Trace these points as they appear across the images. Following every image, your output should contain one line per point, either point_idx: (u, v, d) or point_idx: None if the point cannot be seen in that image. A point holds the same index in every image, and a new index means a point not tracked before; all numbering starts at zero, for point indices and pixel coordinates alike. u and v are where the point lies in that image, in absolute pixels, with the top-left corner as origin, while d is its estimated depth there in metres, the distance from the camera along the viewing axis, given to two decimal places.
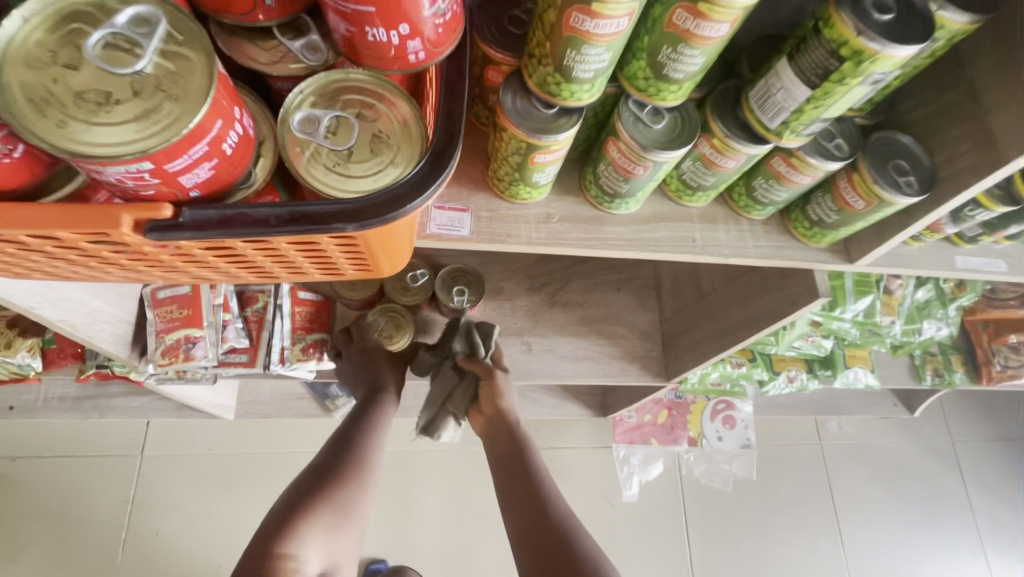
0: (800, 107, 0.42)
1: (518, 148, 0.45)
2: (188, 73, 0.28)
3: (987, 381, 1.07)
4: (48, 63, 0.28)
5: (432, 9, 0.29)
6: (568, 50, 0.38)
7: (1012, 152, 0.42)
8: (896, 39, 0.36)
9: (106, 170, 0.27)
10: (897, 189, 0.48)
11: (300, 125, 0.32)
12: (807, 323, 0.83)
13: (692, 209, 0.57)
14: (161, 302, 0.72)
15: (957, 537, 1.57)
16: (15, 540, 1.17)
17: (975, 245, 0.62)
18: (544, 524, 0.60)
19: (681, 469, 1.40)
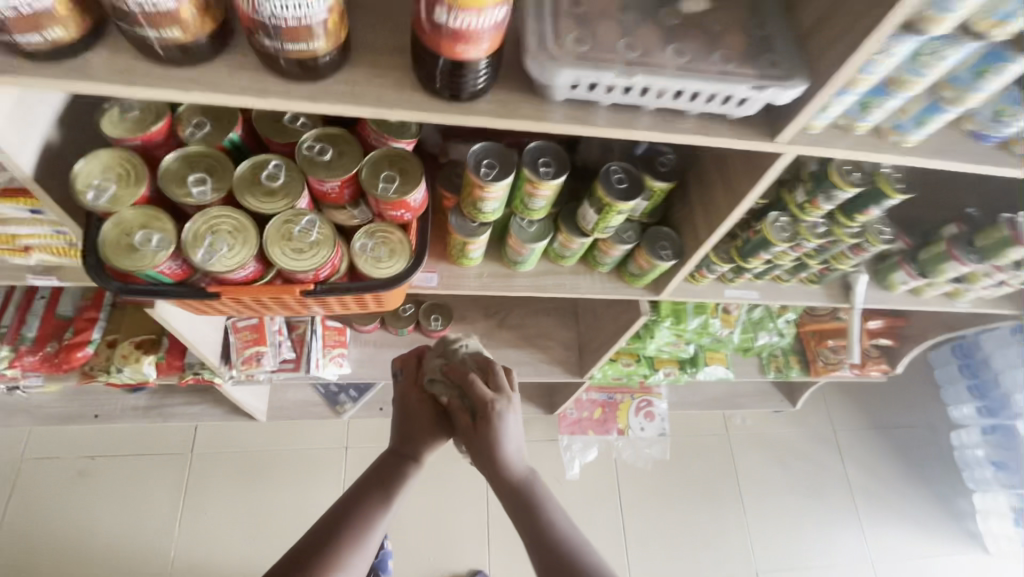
0: (596, 221, 0.85)
1: (460, 242, 0.88)
2: (327, 236, 0.68)
3: (817, 374, 1.49)
4: (281, 238, 0.66)
5: (416, 202, 0.70)
6: (478, 202, 0.80)
7: (704, 239, 0.86)
8: (625, 197, 0.79)
9: (295, 274, 0.67)
10: (660, 257, 0.90)
11: (359, 247, 0.72)
12: (667, 333, 1.26)
13: (566, 267, 0.99)
14: (239, 329, 1.12)
15: (836, 508, 1.98)
16: (93, 521, 1.51)
17: (737, 283, 1.05)
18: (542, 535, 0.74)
19: (613, 454, 1.81)
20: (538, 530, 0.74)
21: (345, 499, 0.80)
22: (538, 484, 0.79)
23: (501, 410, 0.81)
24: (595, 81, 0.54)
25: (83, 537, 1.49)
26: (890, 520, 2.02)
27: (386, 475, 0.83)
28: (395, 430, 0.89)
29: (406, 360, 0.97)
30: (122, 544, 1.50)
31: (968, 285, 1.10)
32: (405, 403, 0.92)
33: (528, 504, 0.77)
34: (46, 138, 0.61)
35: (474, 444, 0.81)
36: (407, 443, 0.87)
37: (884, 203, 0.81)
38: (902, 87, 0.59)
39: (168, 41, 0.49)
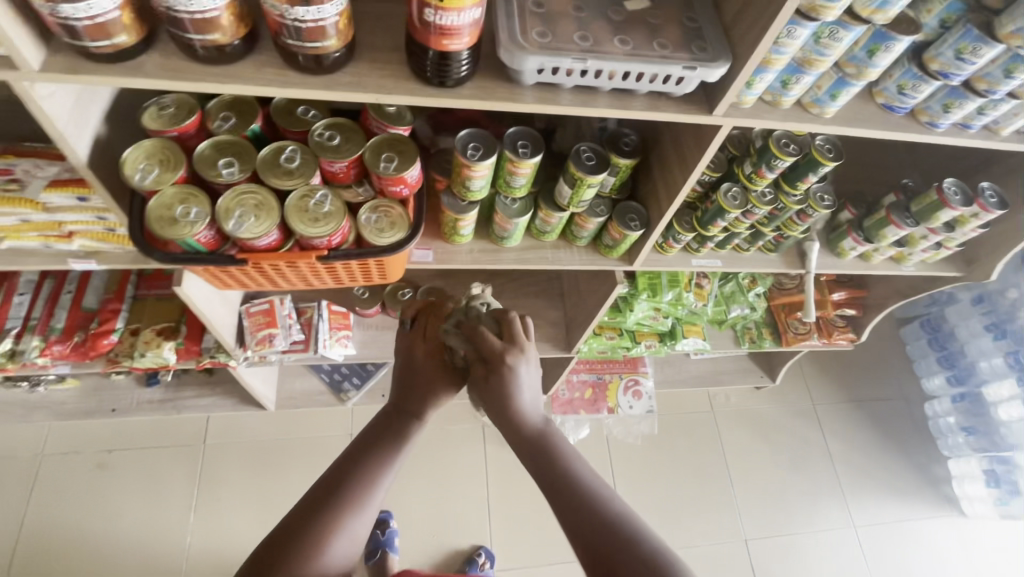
0: (571, 196, 0.96)
1: (452, 219, 0.99)
2: (338, 208, 0.79)
3: (787, 344, 1.61)
4: (298, 210, 0.78)
5: (412, 178, 0.82)
6: (466, 181, 0.91)
7: (666, 208, 0.98)
8: (594, 171, 0.91)
9: (312, 241, 0.78)
10: (630, 227, 1.02)
11: (365, 219, 0.84)
12: (645, 306, 1.39)
13: (548, 242, 1.11)
14: (252, 313, 1.23)
15: (818, 482, 2.01)
16: (108, 512, 1.57)
17: (702, 253, 1.17)
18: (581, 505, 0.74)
19: (605, 431, 1.92)
20: (554, 473, 0.79)
21: (356, 449, 0.85)
22: (552, 430, 0.84)
23: (512, 362, 0.84)
24: (557, 66, 0.66)
25: (97, 529, 1.54)
26: (872, 493, 2.02)
27: (398, 427, 0.87)
28: (399, 382, 0.94)
29: (419, 312, 1.01)
30: (137, 533, 1.55)
31: (909, 248, 1.23)
32: (409, 361, 0.95)
33: (541, 450, 0.82)
34: (96, 132, 0.72)
35: (490, 394, 0.85)
36: (420, 394, 0.91)
37: (819, 170, 0.94)
38: (812, 65, 0.72)
39: (209, 42, 0.61)
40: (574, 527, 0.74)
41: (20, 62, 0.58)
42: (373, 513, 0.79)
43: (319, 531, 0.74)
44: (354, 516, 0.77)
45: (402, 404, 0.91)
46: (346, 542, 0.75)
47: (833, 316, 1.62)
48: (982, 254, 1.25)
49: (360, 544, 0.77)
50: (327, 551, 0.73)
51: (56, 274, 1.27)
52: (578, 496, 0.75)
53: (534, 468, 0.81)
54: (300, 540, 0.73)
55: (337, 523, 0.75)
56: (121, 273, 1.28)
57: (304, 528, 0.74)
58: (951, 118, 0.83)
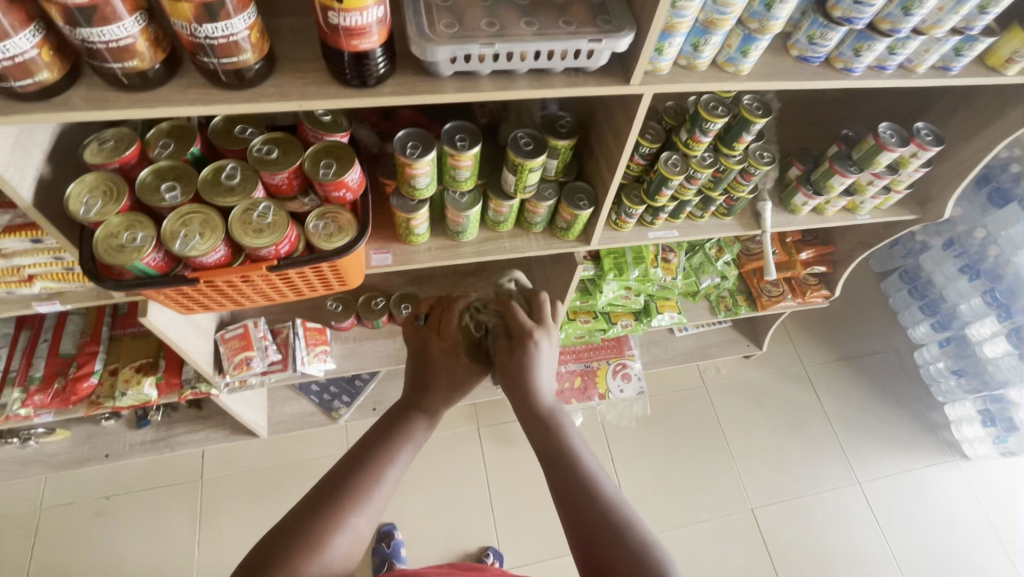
0: (516, 181, 0.98)
1: (404, 220, 1.01)
2: (282, 218, 0.81)
3: (763, 307, 1.63)
4: (243, 224, 0.80)
5: (353, 181, 0.84)
6: (410, 179, 0.93)
7: (609, 183, 1.00)
8: (533, 155, 0.94)
9: (260, 252, 0.81)
10: (579, 207, 1.04)
11: (313, 226, 0.86)
12: (614, 285, 1.41)
13: (504, 232, 1.13)
14: (227, 339, 1.25)
15: (822, 443, 2.01)
16: (110, 558, 1.57)
17: (657, 226, 1.20)
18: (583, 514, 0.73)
19: (598, 418, 1.93)
20: (557, 468, 0.78)
21: (360, 449, 0.85)
22: (561, 416, 0.84)
23: (538, 339, 0.87)
24: (467, 53, 0.69)
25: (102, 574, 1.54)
26: (873, 447, 2.02)
27: (407, 422, 0.88)
28: (412, 379, 0.93)
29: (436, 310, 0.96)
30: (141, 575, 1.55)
31: (859, 196, 1.24)
32: (425, 353, 0.93)
33: (550, 439, 0.81)
34: (40, 172, 0.75)
35: (511, 371, 0.86)
36: (433, 395, 0.90)
37: (751, 128, 0.98)
38: (716, 25, 0.75)
39: (129, 69, 0.64)
40: (573, 523, 0.73)
41: None
42: (377, 511, 0.79)
43: (320, 528, 0.73)
44: (356, 513, 0.76)
45: (410, 401, 0.90)
46: (348, 538, 0.74)
47: (804, 275, 1.63)
48: (933, 193, 1.25)
49: (362, 543, 0.76)
50: (330, 549, 0.72)
51: (31, 325, 1.29)
52: (580, 488, 0.75)
53: (543, 454, 0.81)
54: (300, 536, 0.72)
55: (337, 519, 0.75)
56: (95, 316, 1.30)
57: (305, 525, 0.73)
58: (864, 61, 0.87)
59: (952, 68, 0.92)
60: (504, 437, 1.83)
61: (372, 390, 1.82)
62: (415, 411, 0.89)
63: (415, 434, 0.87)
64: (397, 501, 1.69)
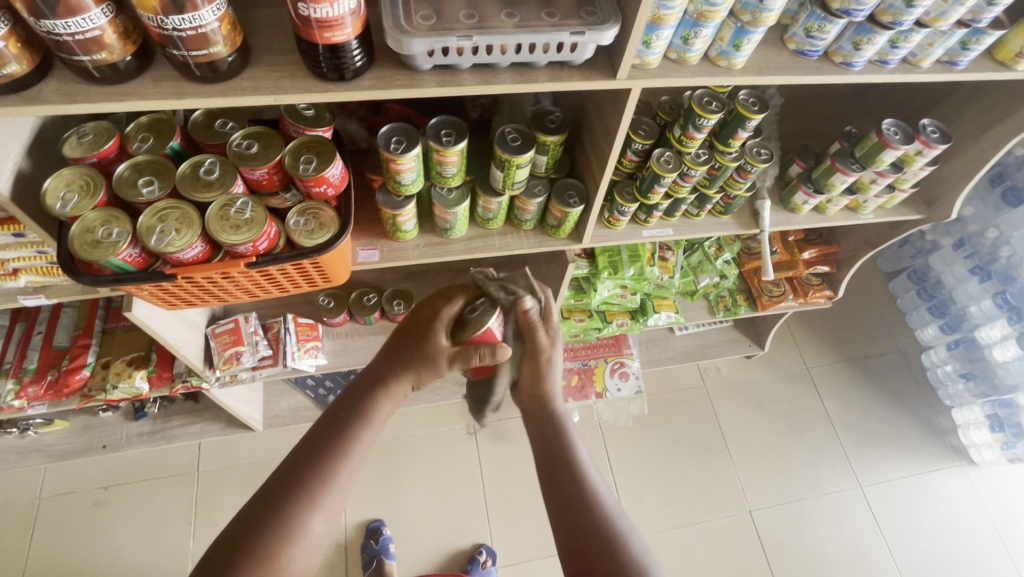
0: (504, 177, 0.96)
1: (391, 216, 1.00)
2: (259, 214, 0.80)
3: (763, 307, 1.59)
4: (220, 220, 0.78)
5: (334, 177, 0.82)
6: (394, 175, 0.92)
7: (600, 180, 0.98)
8: (520, 151, 0.91)
9: (238, 249, 0.80)
10: (569, 204, 1.02)
11: (293, 223, 0.85)
12: (609, 284, 1.39)
13: (495, 229, 1.11)
14: (218, 334, 1.25)
15: (824, 446, 1.97)
16: (106, 547, 1.58)
17: (651, 224, 1.17)
18: (579, 513, 0.75)
19: (596, 417, 1.91)
20: (549, 459, 0.82)
21: (314, 436, 0.79)
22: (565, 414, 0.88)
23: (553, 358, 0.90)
24: (445, 46, 0.67)
25: (97, 564, 1.56)
26: (876, 450, 1.98)
27: (365, 413, 0.82)
28: (390, 356, 0.89)
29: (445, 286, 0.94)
30: (137, 566, 1.56)
31: (862, 195, 1.20)
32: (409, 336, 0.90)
33: (554, 443, 0.83)
34: (18, 166, 0.74)
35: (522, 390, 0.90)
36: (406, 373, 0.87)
37: (747, 124, 0.95)
38: (706, 18, 0.73)
39: (99, 62, 0.62)
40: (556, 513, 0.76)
41: None
42: (336, 512, 0.74)
43: (274, 535, 0.69)
44: (311, 516, 0.72)
45: (380, 381, 0.86)
46: (305, 545, 0.71)
47: (806, 275, 1.59)
48: (941, 191, 1.21)
49: (321, 545, 0.72)
50: (285, 560, 0.69)
51: (26, 317, 1.30)
52: (573, 493, 0.77)
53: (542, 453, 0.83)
54: (255, 542, 0.69)
55: (292, 525, 0.71)
56: (88, 309, 1.30)
57: (264, 528, 0.70)
58: (864, 55, 0.83)
59: (958, 62, 0.88)
60: (500, 434, 1.82)
61: None
62: (386, 388, 0.86)
63: (376, 416, 0.84)
64: (390, 498, 1.69)
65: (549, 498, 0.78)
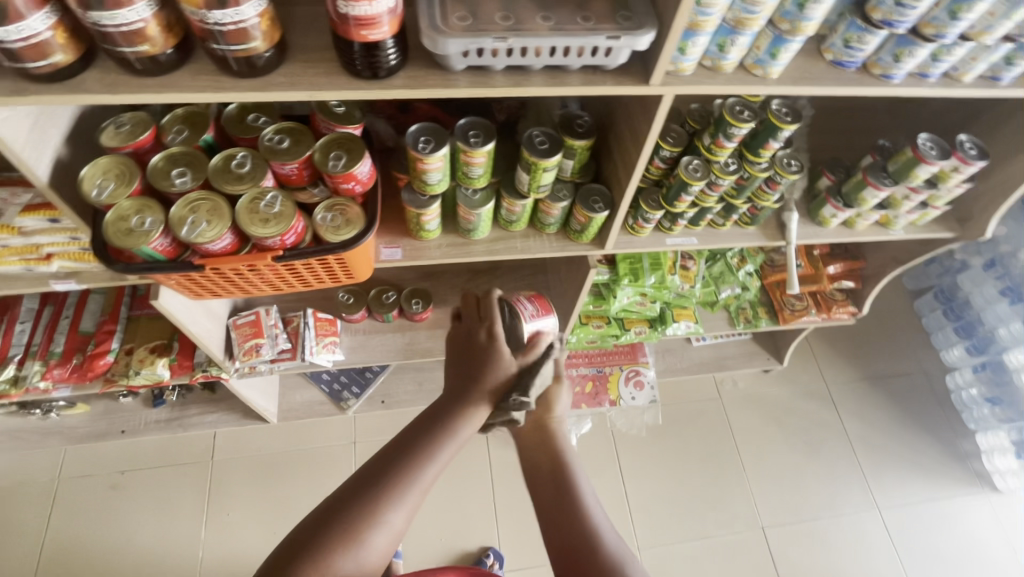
0: (530, 179, 0.96)
1: (416, 215, 1.00)
2: (288, 209, 0.81)
3: (785, 321, 1.56)
4: (249, 213, 0.79)
5: (362, 174, 0.83)
6: (421, 174, 0.92)
7: (626, 186, 0.97)
8: (548, 154, 0.91)
9: (266, 242, 0.81)
10: (594, 209, 1.01)
11: (320, 218, 0.85)
12: (629, 291, 1.38)
13: (517, 232, 1.11)
14: (239, 325, 1.27)
15: (840, 463, 1.93)
16: (122, 530, 1.61)
17: (675, 233, 1.16)
18: (589, 551, 0.76)
19: (608, 424, 1.89)
20: (562, 499, 0.81)
21: (401, 441, 0.83)
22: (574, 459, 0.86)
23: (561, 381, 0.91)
24: (480, 47, 0.67)
25: (113, 546, 1.59)
26: (895, 472, 1.94)
27: (454, 416, 0.85)
28: (456, 363, 0.90)
29: (467, 304, 0.96)
30: (151, 549, 1.59)
31: (893, 211, 1.18)
32: (461, 341, 0.92)
33: (564, 484, 0.83)
34: (56, 153, 0.76)
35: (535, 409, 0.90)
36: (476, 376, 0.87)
37: (780, 135, 0.93)
38: (744, 25, 0.71)
39: (140, 54, 0.63)
40: (555, 546, 0.78)
41: None
42: (415, 508, 0.78)
43: (357, 521, 0.73)
44: (392, 509, 0.75)
45: (460, 392, 0.87)
46: (382, 536, 0.74)
47: (830, 290, 1.56)
48: (976, 210, 1.18)
49: (394, 540, 0.75)
50: (363, 546, 0.72)
51: (54, 301, 1.33)
52: (583, 536, 0.77)
53: (553, 492, 0.82)
54: (335, 528, 0.72)
55: (372, 515, 0.74)
56: (114, 296, 1.33)
57: (342, 517, 0.73)
58: (904, 68, 0.82)
59: (1001, 78, 0.86)
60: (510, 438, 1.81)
61: (382, 383, 1.83)
62: (468, 398, 0.86)
63: (462, 429, 0.84)
64: None
65: (554, 542, 0.78)
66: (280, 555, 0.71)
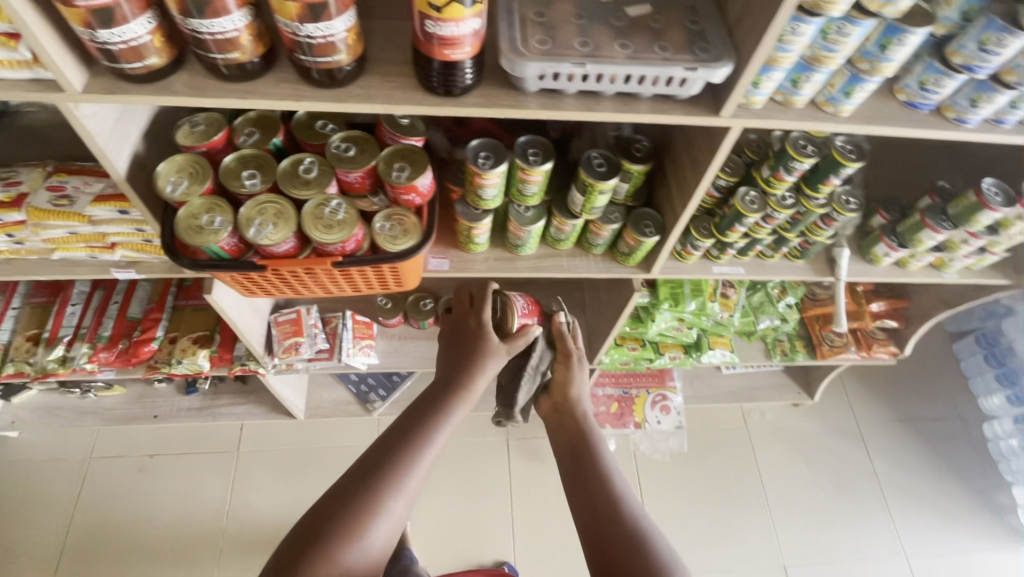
0: (583, 200, 0.96)
1: (467, 228, 1.01)
2: (351, 216, 0.82)
3: (822, 356, 1.53)
4: (314, 218, 0.81)
5: (424, 185, 0.84)
6: (477, 189, 0.93)
7: (681, 213, 0.96)
8: (605, 176, 0.91)
9: (328, 246, 0.82)
10: (644, 234, 1.01)
11: (379, 226, 0.86)
12: (667, 316, 1.37)
13: (563, 250, 1.11)
14: (281, 322, 1.29)
15: (867, 504, 1.88)
16: (147, 513, 1.64)
17: (722, 261, 1.15)
18: (610, 510, 0.77)
19: (631, 446, 1.87)
20: (581, 465, 0.85)
21: (397, 428, 0.82)
22: (593, 429, 0.93)
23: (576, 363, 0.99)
24: (557, 71, 0.68)
25: (138, 528, 1.61)
26: (926, 518, 1.87)
27: (447, 401, 0.85)
28: (449, 351, 0.92)
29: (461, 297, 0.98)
30: (174, 533, 1.61)
31: (949, 253, 1.15)
32: (454, 331, 0.95)
33: (582, 450, 0.88)
34: (134, 149, 0.79)
35: (551, 395, 1.00)
36: (467, 360, 0.89)
37: (841, 172, 0.92)
38: (822, 62, 0.71)
39: (230, 61, 0.66)
40: (580, 510, 0.79)
41: (65, 84, 0.64)
42: (414, 494, 0.77)
43: (360, 508, 0.72)
44: (395, 497, 0.75)
45: (451, 378, 0.87)
46: (385, 523, 0.73)
47: (872, 328, 1.53)
48: None
49: (397, 529, 0.75)
50: (368, 534, 0.71)
51: (105, 285, 1.37)
52: (602, 496, 0.79)
53: (572, 460, 0.87)
54: (340, 516, 0.71)
55: (375, 501, 0.73)
56: (162, 285, 1.36)
57: (345, 505, 0.72)
58: (980, 113, 0.80)
59: None
60: (531, 452, 1.80)
61: (408, 387, 1.84)
62: (460, 382, 0.87)
63: (455, 414, 0.85)
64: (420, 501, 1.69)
65: (578, 507, 0.80)
66: (292, 546, 0.70)
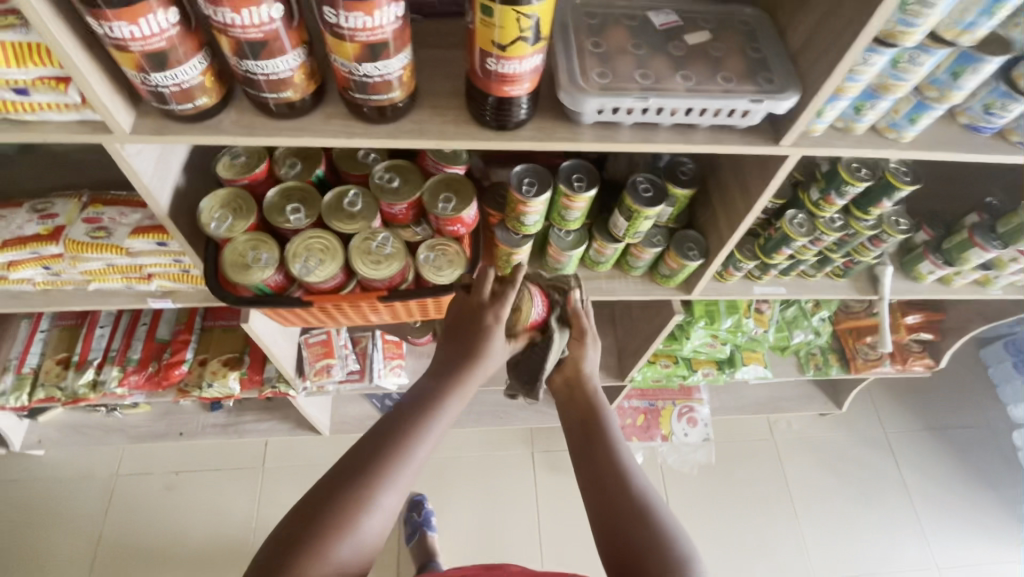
0: (627, 225, 0.94)
1: (507, 254, 0.99)
2: (397, 251, 0.81)
3: (856, 370, 1.51)
4: (361, 253, 0.80)
5: (470, 217, 0.82)
6: (519, 216, 0.91)
7: (727, 237, 0.93)
8: (651, 203, 0.89)
9: (375, 281, 0.81)
10: (688, 257, 0.99)
11: (423, 257, 0.85)
12: (702, 334, 1.34)
13: (602, 272, 1.09)
14: (311, 344, 1.27)
15: (897, 515, 1.85)
16: (175, 530, 1.63)
17: (763, 281, 1.12)
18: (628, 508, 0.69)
19: (657, 459, 1.85)
20: (594, 454, 0.74)
21: (382, 419, 0.73)
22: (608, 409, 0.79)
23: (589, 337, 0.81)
24: (617, 105, 0.65)
25: (166, 545, 1.61)
26: (958, 529, 1.85)
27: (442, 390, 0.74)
28: (445, 333, 0.78)
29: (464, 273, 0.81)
30: (202, 551, 1.61)
31: (995, 271, 1.12)
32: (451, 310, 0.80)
33: (595, 435, 0.76)
34: (176, 183, 0.77)
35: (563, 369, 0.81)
36: (464, 347, 0.75)
37: (894, 195, 0.89)
38: (889, 91, 0.68)
39: (281, 99, 0.64)
40: (594, 503, 0.71)
41: (114, 125, 0.62)
42: (406, 490, 0.69)
43: (346, 511, 0.65)
44: (384, 495, 0.67)
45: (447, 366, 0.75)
46: (375, 522, 0.66)
47: (907, 341, 1.50)
48: None
49: (390, 526, 0.68)
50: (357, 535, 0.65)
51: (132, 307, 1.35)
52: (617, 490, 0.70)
53: (584, 447, 0.76)
54: (324, 520, 0.64)
55: (361, 501, 0.66)
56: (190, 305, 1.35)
57: (329, 506, 0.65)
58: None
59: None
60: (557, 466, 1.78)
61: None
62: (455, 371, 0.74)
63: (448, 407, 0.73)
64: (447, 517, 1.68)
65: (591, 498, 0.72)
66: (270, 550, 0.64)
